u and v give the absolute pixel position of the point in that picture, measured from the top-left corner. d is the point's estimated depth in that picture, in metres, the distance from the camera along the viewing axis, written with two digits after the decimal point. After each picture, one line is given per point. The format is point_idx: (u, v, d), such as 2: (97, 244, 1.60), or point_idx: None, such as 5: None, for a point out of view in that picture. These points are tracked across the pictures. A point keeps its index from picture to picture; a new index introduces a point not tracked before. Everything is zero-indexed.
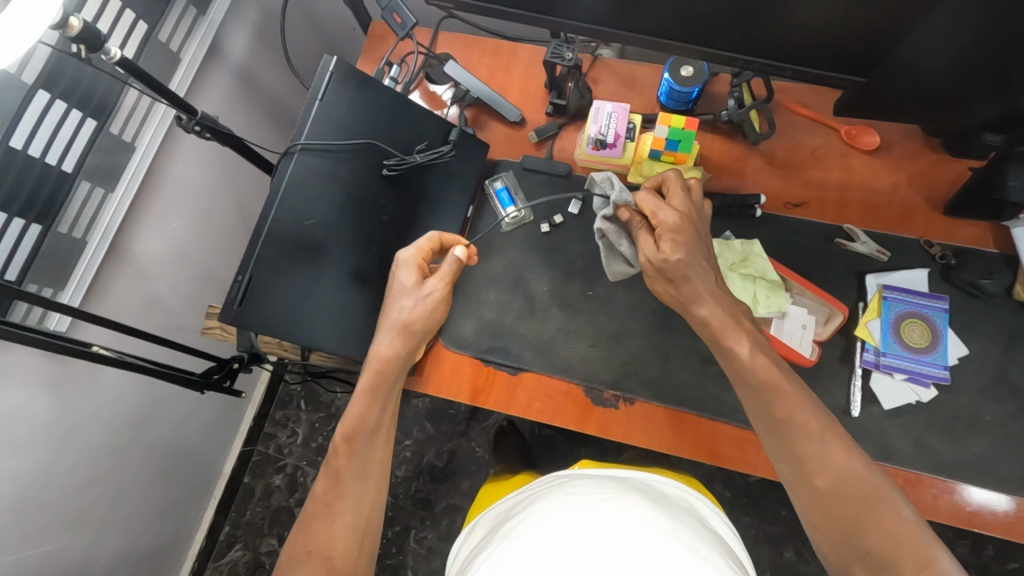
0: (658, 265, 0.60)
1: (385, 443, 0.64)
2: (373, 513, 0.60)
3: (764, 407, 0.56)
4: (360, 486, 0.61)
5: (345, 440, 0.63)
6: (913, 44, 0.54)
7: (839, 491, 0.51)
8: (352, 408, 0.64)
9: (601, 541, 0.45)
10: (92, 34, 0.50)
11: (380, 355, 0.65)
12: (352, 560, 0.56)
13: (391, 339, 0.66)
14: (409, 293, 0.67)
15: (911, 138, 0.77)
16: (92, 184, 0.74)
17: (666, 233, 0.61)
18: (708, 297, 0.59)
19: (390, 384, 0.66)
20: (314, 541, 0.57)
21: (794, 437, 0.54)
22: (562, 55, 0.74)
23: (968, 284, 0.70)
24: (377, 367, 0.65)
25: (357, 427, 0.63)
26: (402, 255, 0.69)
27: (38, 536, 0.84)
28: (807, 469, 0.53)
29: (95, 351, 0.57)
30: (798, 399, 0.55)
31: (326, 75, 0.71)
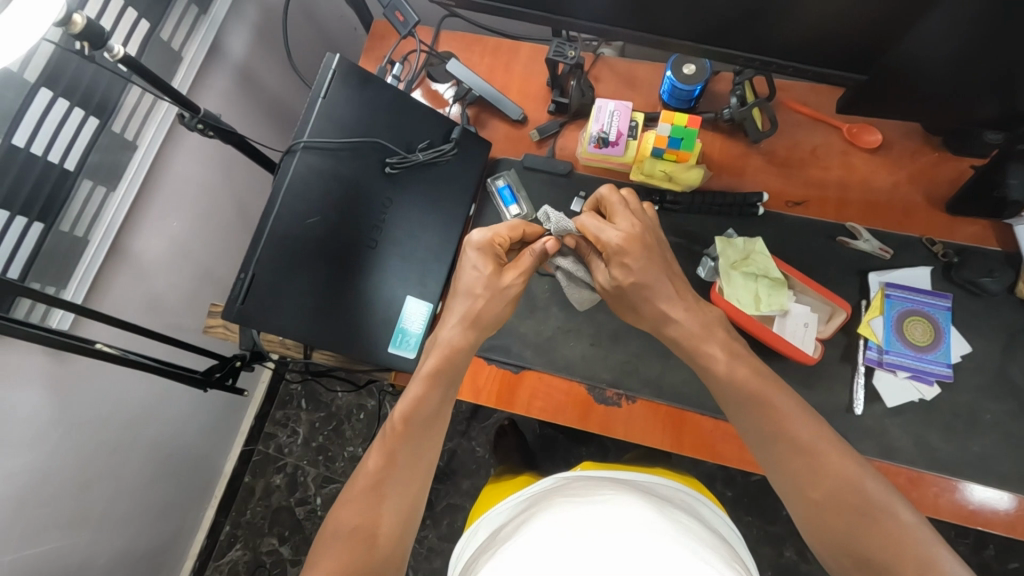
0: (612, 290, 0.62)
1: (442, 430, 0.62)
2: (418, 498, 0.59)
3: (752, 417, 0.55)
4: (413, 470, 0.58)
5: (402, 421, 0.60)
6: (914, 41, 0.54)
7: (837, 501, 0.50)
8: (413, 390, 0.61)
9: (604, 541, 0.45)
10: (95, 32, 0.50)
11: (448, 340, 0.63)
12: (395, 541, 0.55)
13: (460, 330, 0.64)
14: (483, 280, 0.64)
15: (911, 137, 0.76)
16: (94, 182, 0.74)
17: (614, 257, 0.61)
18: (672, 316, 0.60)
19: (454, 371, 0.63)
20: (359, 517, 0.55)
21: (785, 446, 0.53)
22: (564, 54, 0.74)
23: (968, 282, 0.70)
24: (445, 354, 0.63)
25: (417, 410, 0.61)
26: (475, 237, 0.66)
27: (38, 535, 0.84)
28: (799, 477, 0.52)
29: (99, 349, 0.57)
30: (788, 406, 0.55)
31: (329, 73, 0.72)
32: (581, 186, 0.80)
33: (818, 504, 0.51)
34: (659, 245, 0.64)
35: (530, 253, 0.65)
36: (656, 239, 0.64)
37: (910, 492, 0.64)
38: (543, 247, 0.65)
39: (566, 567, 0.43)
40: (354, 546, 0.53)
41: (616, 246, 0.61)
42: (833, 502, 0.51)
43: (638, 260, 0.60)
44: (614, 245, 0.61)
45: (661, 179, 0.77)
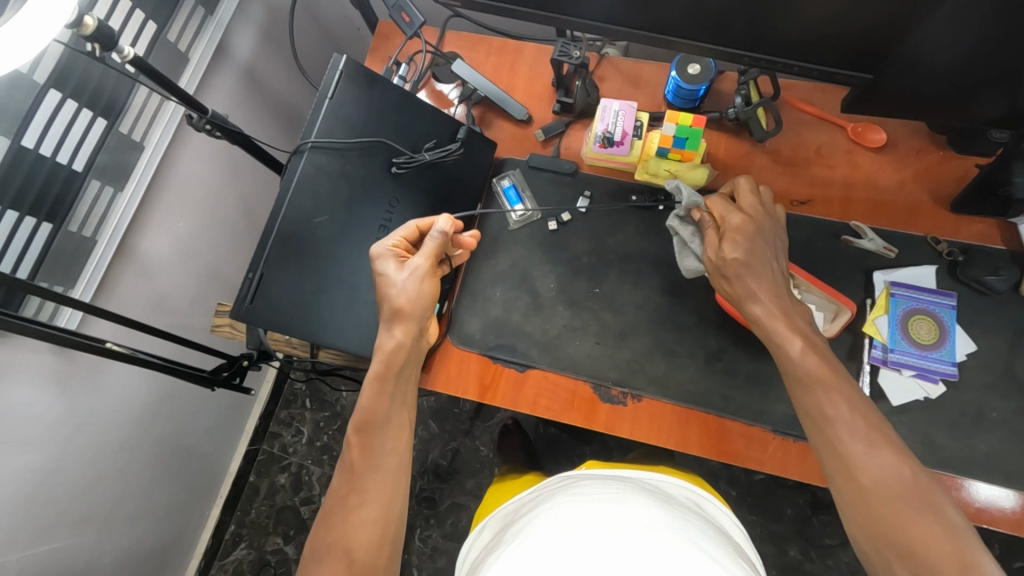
0: (716, 264, 0.65)
1: (400, 433, 0.63)
2: (394, 504, 0.59)
3: (813, 403, 0.57)
4: (378, 479, 0.60)
5: (357, 434, 0.63)
6: (919, 39, 0.54)
7: (885, 491, 0.51)
8: (364, 399, 0.64)
9: (612, 539, 0.46)
10: (105, 34, 0.51)
11: (388, 344, 0.65)
12: (374, 551, 0.56)
13: (397, 331, 0.66)
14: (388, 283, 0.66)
15: (916, 135, 0.77)
16: (102, 183, 0.75)
17: (728, 233, 0.65)
18: (762, 296, 0.62)
19: (399, 375, 0.65)
20: (335, 534, 0.56)
21: (838, 435, 0.55)
22: (570, 54, 0.74)
23: (974, 281, 0.70)
24: (384, 358, 0.65)
25: (369, 417, 0.63)
26: (378, 250, 0.68)
27: (46, 534, 0.84)
28: (852, 466, 0.53)
29: (108, 347, 0.58)
30: (844, 394, 0.56)
31: (336, 73, 0.72)
32: (586, 185, 0.80)
33: (869, 492, 0.52)
34: (776, 241, 0.67)
35: (430, 239, 0.68)
36: (775, 235, 0.67)
37: None
38: (438, 228, 0.67)
39: (575, 565, 0.43)
40: (333, 563, 0.54)
41: (735, 225, 0.65)
42: (885, 492, 0.51)
43: (752, 243, 0.64)
44: (732, 223, 0.65)
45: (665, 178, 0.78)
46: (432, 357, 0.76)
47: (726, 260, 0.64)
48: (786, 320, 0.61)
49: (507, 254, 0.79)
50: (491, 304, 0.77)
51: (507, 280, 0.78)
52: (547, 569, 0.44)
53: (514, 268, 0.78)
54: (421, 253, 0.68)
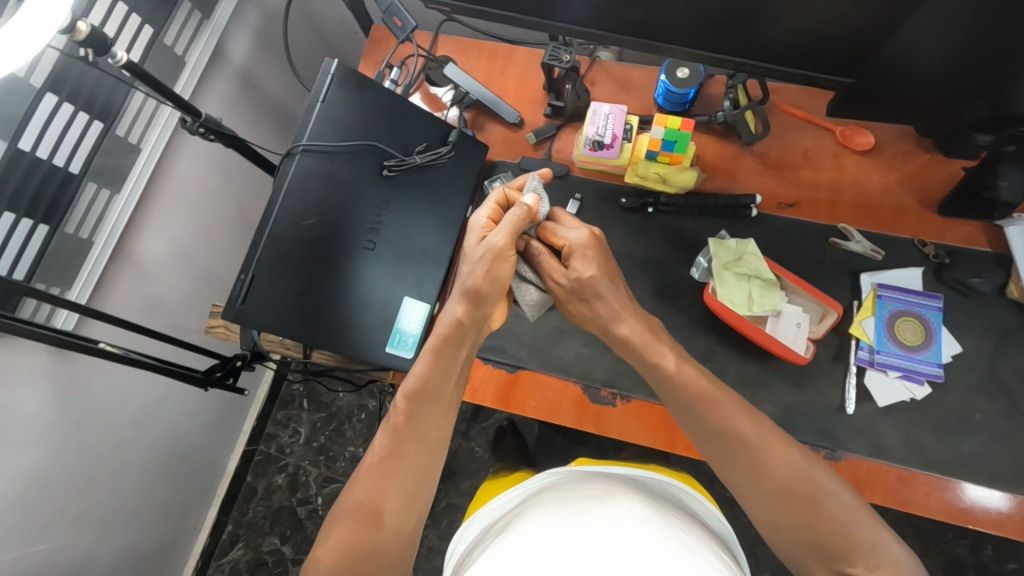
0: (571, 284, 0.63)
1: (448, 410, 0.62)
2: (429, 477, 0.59)
3: (704, 420, 0.58)
4: (417, 448, 0.59)
5: (406, 398, 0.61)
6: (899, 43, 0.55)
7: (790, 494, 0.53)
8: (418, 368, 0.63)
9: (595, 536, 0.46)
10: (98, 39, 0.51)
11: (447, 319, 0.63)
12: (401, 518, 0.56)
13: (458, 306, 0.63)
14: (467, 256, 0.65)
15: (903, 138, 0.77)
16: (98, 185, 0.76)
17: (576, 252, 0.64)
18: (627, 316, 0.62)
19: (455, 351, 0.63)
20: (365, 493, 0.56)
21: (734, 444, 0.56)
22: (559, 58, 0.75)
23: (958, 283, 0.71)
24: (445, 331, 0.63)
25: (423, 387, 0.61)
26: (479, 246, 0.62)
27: (41, 533, 0.85)
28: (759, 473, 0.55)
29: (102, 347, 0.58)
30: (729, 405, 0.58)
31: (328, 77, 0.73)
32: (577, 188, 0.81)
33: (772, 496, 0.54)
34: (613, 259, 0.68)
35: (512, 212, 0.62)
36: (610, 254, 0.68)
37: (901, 490, 0.65)
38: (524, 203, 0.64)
39: (558, 557, 0.44)
40: (358, 524, 0.54)
41: (577, 244, 0.64)
42: (789, 493, 0.53)
43: (599, 259, 0.63)
44: (576, 241, 0.64)
45: (655, 181, 0.78)
46: None
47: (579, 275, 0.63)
48: (655, 339, 0.61)
49: None
50: None
51: None
52: (529, 567, 0.44)
53: None
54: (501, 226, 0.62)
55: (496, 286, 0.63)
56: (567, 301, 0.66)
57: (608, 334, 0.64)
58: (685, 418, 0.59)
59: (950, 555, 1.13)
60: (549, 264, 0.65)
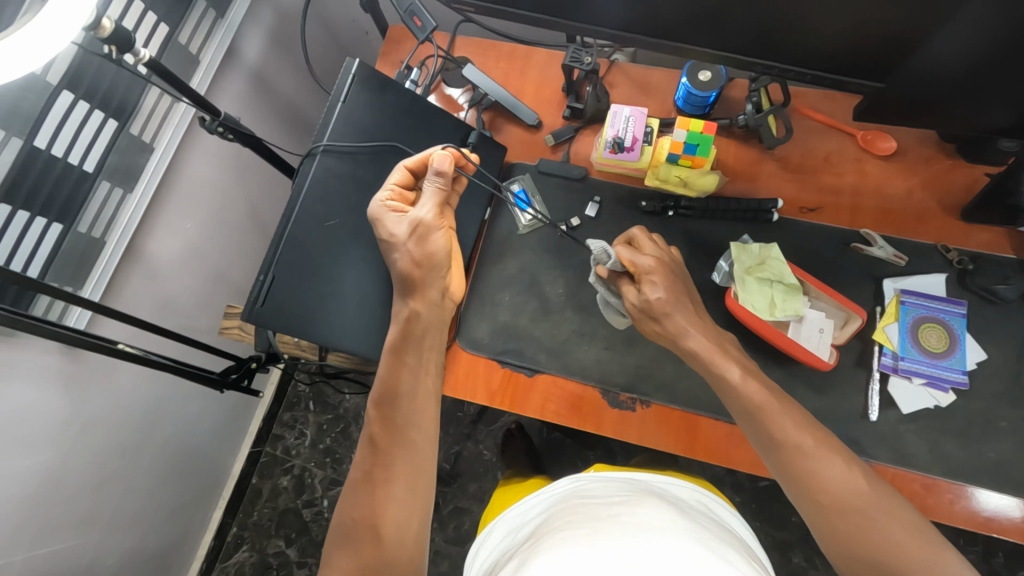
0: (641, 306, 0.65)
1: (425, 407, 0.63)
2: (422, 485, 0.59)
3: (760, 429, 0.57)
4: (401, 454, 0.60)
5: (377, 405, 0.63)
6: (931, 46, 0.54)
7: (843, 506, 0.53)
8: (383, 369, 0.65)
9: (626, 540, 0.46)
10: (122, 36, 0.50)
11: (402, 316, 0.67)
12: (401, 528, 0.56)
13: (410, 301, 0.68)
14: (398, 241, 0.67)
15: (925, 144, 0.77)
16: (112, 184, 0.75)
17: (644, 276, 0.66)
18: (693, 330, 0.63)
19: (415, 346, 0.66)
20: (361, 508, 0.57)
21: (789, 456, 0.56)
22: (580, 60, 0.74)
23: (983, 289, 0.71)
24: (400, 327, 0.67)
25: (389, 388, 0.64)
26: (372, 208, 0.68)
27: (48, 535, 0.84)
28: (813, 487, 0.54)
29: (120, 348, 0.57)
30: (786, 415, 0.57)
31: (349, 78, 0.72)
32: (596, 191, 0.80)
33: (830, 510, 0.54)
34: (685, 279, 0.68)
35: (430, 184, 0.69)
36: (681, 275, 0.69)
37: (926, 498, 0.64)
38: (437, 163, 0.67)
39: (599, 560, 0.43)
40: (360, 539, 0.55)
41: (648, 267, 0.66)
42: (846, 505, 0.53)
43: (671, 280, 0.66)
44: (644, 266, 0.66)
45: (675, 184, 0.77)
46: None
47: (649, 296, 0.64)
48: (721, 352, 0.61)
49: (516, 258, 0.79)
50: (500, 308, 0.77)
51: (515, 284, 0.78)
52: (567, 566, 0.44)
53: (523, 272, 0.78)
54: (424, 199, 0.69)
55: (433, 265, 0.69)
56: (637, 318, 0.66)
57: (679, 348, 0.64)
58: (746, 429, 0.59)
59: None
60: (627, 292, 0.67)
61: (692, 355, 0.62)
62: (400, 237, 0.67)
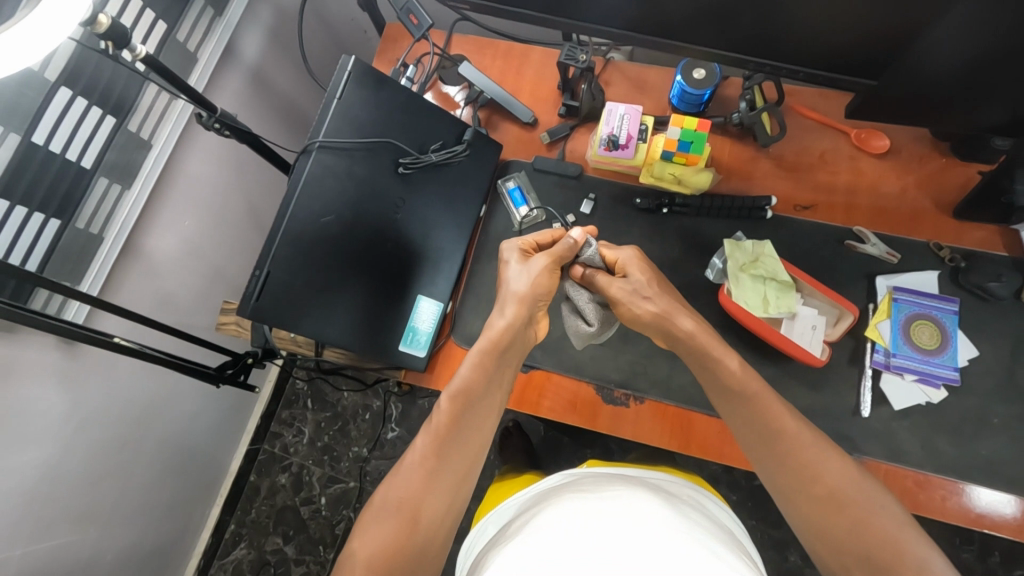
0: (630, 289, 0.65)
1: (491, 417, 0.62)
2: (467, 485, 0.59)
3: (755, 422, 0.57)
4: (461, 452, 0.59)
5: (450, 402, 0.61)
6: (922, 44, 0.55)
7: (837, 497, 0.53)
8: (463, 372, 0.62)
9: (614, 533, 0.46)
10: (119, 32, 0.51)
11: (498, 327, 0.64)
12: (439, 519, 0.56)
13: (508, 311, 0.64)
14: (520, 271, 0.67)
15: (919, 142, 0.77)
16: (110, 180, 0.76)
17: (630, 264, 0.66)
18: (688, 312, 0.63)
19: (502, 359, 0.64)
20: (407, 490, 0.56)
21: (785, 448, 0.56)
22: (575, 58, 0.75)
23: (976, 287, 0.71)
24: (493, 339, 0.63)
25: (468, 392, 0.61)
26: (506, 243, 0.70)
27: (46, 530, 0.84)
28: (808, 478, 0.54)
29: (117, 342, 0.57)
30: (783, 410, 0.57)
31: (345, 74, 0.72)
32: (592, 188, 0.81)
33: (818, 500, 0.54)
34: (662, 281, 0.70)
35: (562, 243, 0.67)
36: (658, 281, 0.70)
37: (918, 494, 0.65)
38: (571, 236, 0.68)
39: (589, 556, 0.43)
40: (400, 518, 0.55)
41: (632, 256, 0.67)
42: (836, 495, 0.53)
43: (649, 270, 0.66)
44: (630, 254, 0.67)
45: (670, 182, 0.78)
46: (436, 356, 0.76)
47: (637, 279, 0.65)
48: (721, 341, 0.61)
49: None
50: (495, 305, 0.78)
51: None
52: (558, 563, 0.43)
53: None
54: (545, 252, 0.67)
55: (541, 296, 0.66)
56: (620, 304, 0.65)
57: (668, 335, 0.63)
58: (738, 421, 0.59)
59: (958, 561, 1.12)
60: (607, 280, 0.67)
61: (687, 336, 0.61)
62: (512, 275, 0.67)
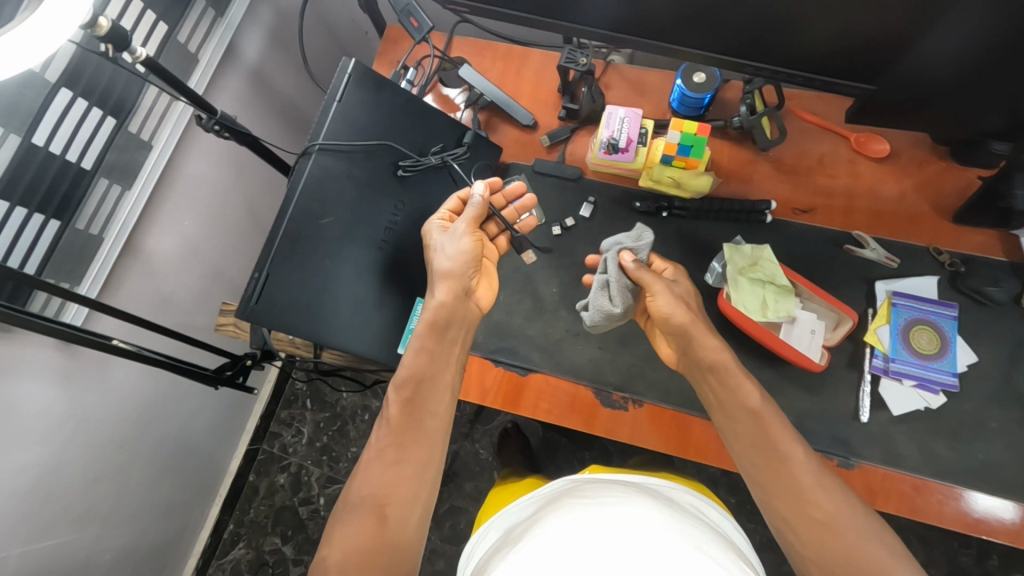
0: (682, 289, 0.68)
1: (444, 398, 0.63)
2: (433, 470, 0.59)
3: (759, 439, 0.58)
4: (416, 437, 0.60)
5: (398, 390, 0.62)
6: (921, 49, 0.55)
7: (833, 521, 0.52)
8: (409, 358, 0.64)
9: (614, 539, 0.46)
10: (120, 35, 0.50)
11: (433, 304, 0.66)
12: (406, 509, 0.56)
13: (440, 289, 0.67)
14: (448, 248, 0.69)
15: (918, 146, 0.77)
16: (110, 181, 0.76)
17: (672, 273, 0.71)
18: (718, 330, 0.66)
19: (444, 337, 0.66)
20: (370, 487, 0.56)
21: (782, 465, 0.56)
22: (575, 61, 0.75)
23: (974, 291, 0.71)
24: (433, 318, 0.65)
25: (413, 374, 0.63)
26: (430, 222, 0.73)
27: (44, 529, 0.84)
28: (806, 498, 0.54)
29: (115, 344, 0.57)
30: (783, 428, 0.58)
31: (344, 76, 0.72)
32: (590, 192, 0.81)
33: (813, 522, 0.53)
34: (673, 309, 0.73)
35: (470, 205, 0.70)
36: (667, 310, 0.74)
37: (914, 499, 0.65)
38: (476, 194, 0.70)
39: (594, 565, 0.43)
40: (366, 516, 0.54)
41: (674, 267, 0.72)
42: (832, 521, 0.52)
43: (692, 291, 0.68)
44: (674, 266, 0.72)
45: (669, 185, 0.78)
46: None
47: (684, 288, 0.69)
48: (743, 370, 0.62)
49: (510, 258, 0.80)
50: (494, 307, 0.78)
51: (510, 283, 0.79)
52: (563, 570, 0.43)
53: (518, 272, 0.79)
54: (463, 217, 0.70)
55: (467, 266, 0.69)
56: (656, 295, 0.66)
57: (694, 340, 0.64)
58: (740, 438, 0.59)
59: (955, 564, 1.12)
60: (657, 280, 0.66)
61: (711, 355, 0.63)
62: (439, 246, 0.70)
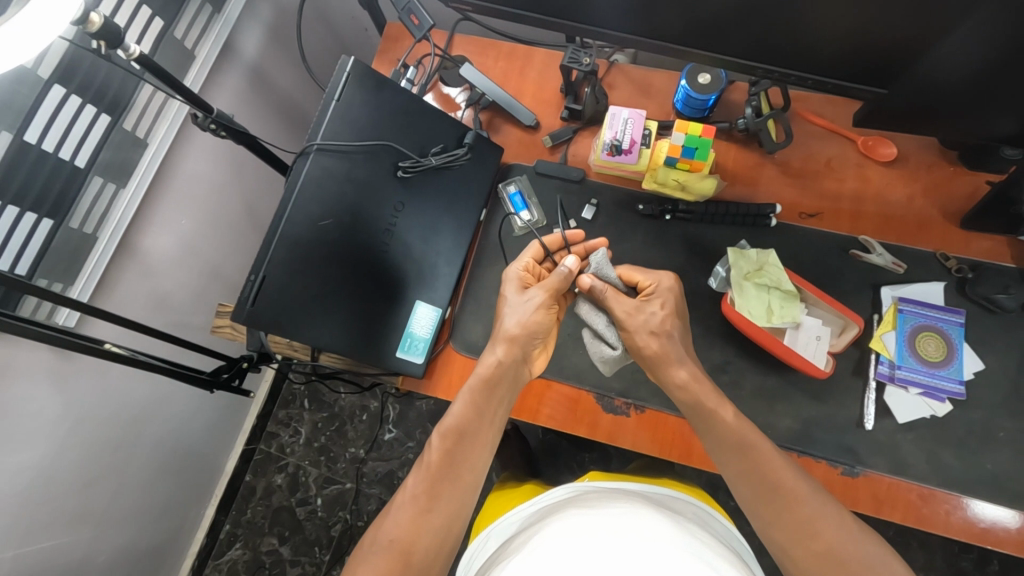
0: (643, 320, 0.64)
1: (484, 454, 0.62)
2: (461, 525, 0.60)
3: (754, 474, 0.57)
4: (453, 490, 0.59)
5: (441, 438, 0.62)
6: (933, 53, 0.54)
7: (837, 556, 0.52)
8: (455, 408, 0.62)
9: (616, 550, 0.44)
10: (112, 31, 0.49)
11: (489, 361, 0.64)
12: (431, 558, 0.57)
13: (499, 350, 0.64)
14: (515, 308, 0.66)
15: (927, 150, 0.76)
16: (104, 180, 0.74)
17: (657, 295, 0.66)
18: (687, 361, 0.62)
19: (493, 395, 0.63)
20: (398, 532, 0.57)
21: (785, 501, 0.55)
22: (579, 60, 0.73)
23: (984, 298, 0.70)
24: (485, 376, 0.63)
25: (459, 428, 0.61)
26: (509, 271, 0.70)
27: (39, 532, 0.83)
28: (809, 533, 0.54)
29: (109, 350, 0.55)
30: (778, 459, 0.57)
31: (344, 75, 0.71)
32: (594, 193, 0.80)
33: (818, 555, 0.53)
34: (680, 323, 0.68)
35: (556, 273, 0.67)
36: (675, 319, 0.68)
37: (921, 508, 0.64)
38: (565, 265, 0.68)
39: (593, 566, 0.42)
40: (390, 559, 0.55)
41: (662, 285, 0.67)
42: (836, 553, 0.52)
43: (673, 309, 0.65)
44: (662, 290, 0.66)
45: (673, 188, 0.76)
46: (436, 361, 0.76)
47: (653, 319, 0.64)
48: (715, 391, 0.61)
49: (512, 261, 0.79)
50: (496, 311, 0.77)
51: None
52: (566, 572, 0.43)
53: None
54: (543, 283, 0.67)
55: (535, 331, 0.65)
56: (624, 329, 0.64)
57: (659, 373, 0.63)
58: (733, 474, 0.59)
59: (955, 569, 1.12)
60: (616, 299, 0.65)
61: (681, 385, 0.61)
62: (509, 305, 0.67)
